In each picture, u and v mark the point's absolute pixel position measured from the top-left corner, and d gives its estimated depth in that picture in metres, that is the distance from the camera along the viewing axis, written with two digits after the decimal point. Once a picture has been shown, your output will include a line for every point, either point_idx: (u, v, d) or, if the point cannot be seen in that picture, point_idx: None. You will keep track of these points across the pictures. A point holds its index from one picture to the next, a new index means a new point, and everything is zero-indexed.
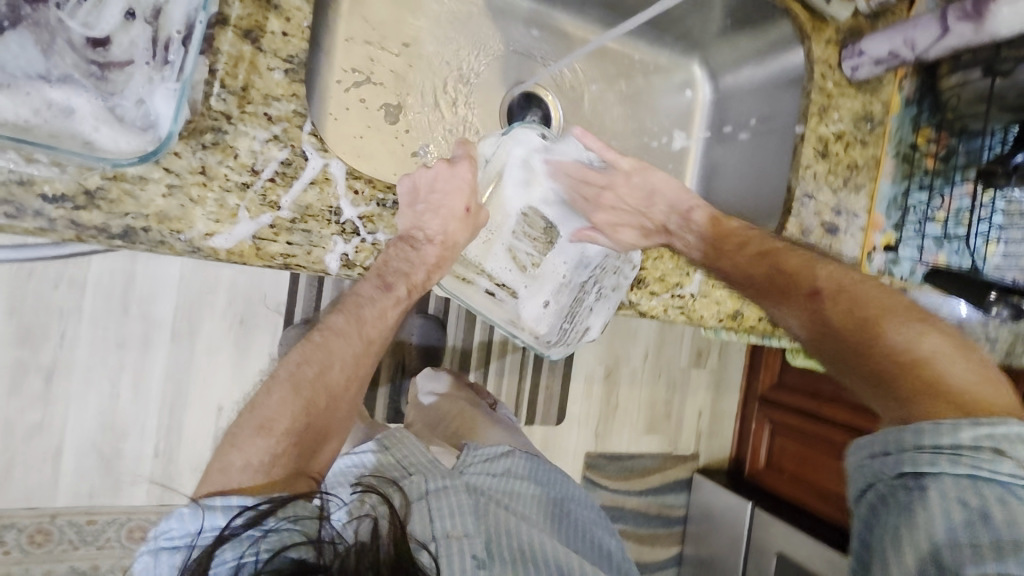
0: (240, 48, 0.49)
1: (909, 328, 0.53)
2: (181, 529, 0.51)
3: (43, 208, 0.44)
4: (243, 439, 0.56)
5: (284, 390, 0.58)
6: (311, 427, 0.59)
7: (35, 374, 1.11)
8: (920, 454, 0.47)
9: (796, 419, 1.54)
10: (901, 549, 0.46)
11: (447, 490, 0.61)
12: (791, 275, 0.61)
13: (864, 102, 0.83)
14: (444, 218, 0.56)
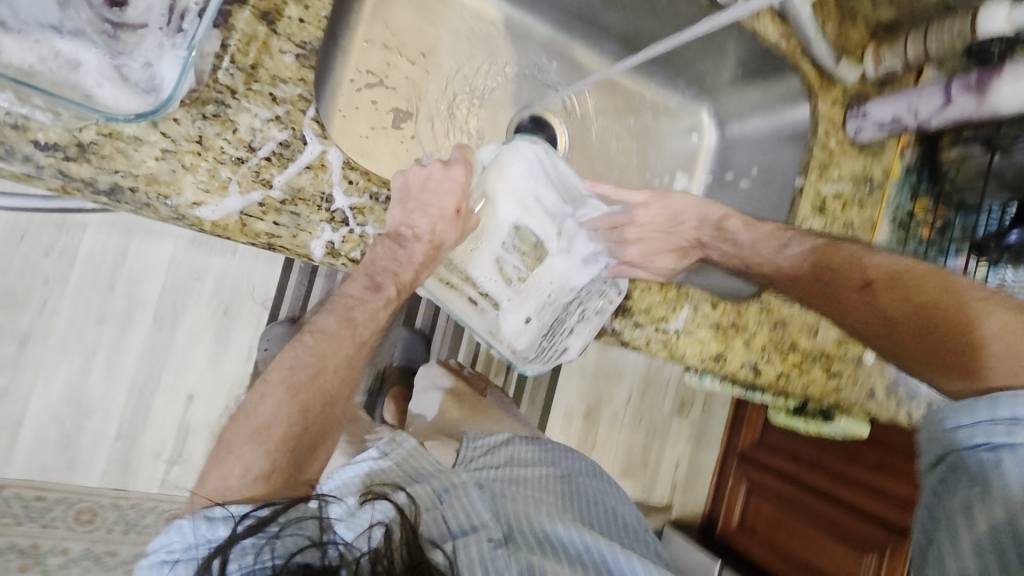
0: (254, 27, 0.50)
1: (975, 307, 0.54)
2: (181, 541, 0.51)
3: (34, 154, 0.44)
4: (240, 446, 0.53)
5: (279, 394, 0.55)
6: (305, 432, 0.56)
7: (8, 339, 1.09)
8: (997, 425, 0.47)
9: (776, 481, 1.50)
10: (974, 521, 0.46)
11: (457, 490, 0.61)
12: (838, 274, 0.63)
13: (865, 165, 0.84)
14: (433, 217, 0.55)
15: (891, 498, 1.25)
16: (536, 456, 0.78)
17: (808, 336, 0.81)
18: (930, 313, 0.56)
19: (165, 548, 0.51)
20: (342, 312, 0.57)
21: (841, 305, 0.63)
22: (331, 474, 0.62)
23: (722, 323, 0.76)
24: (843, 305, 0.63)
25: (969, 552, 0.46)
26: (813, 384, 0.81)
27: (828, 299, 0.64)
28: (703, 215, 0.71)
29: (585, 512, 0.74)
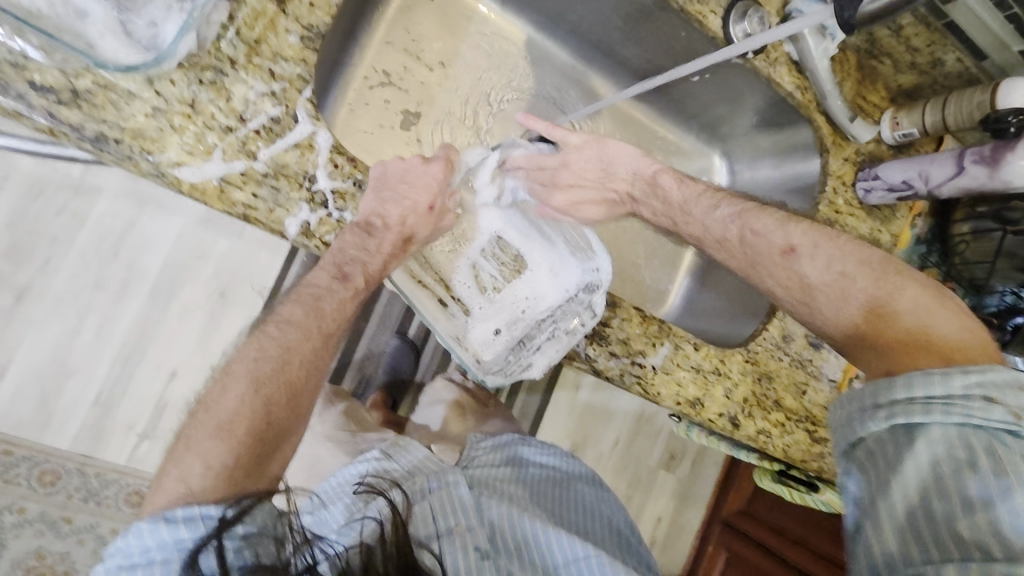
0: (264, 5, 0.51)
1: (887, 285, 0.52)
2: (140, 545, 0.47)
3: (27, 93, 0.45)
4: (198, 441, 0.50)
5: (242, 387, 0.52)
6: (272, 426, 0.52)
7: (7, 290, 1.11)
8: (913, 405, 0.46)
9: (756, 554, 1.41)
10: (889, 504, 0.45)
11: (449, 489, 0.58)
12: (759, 242, 0.59)
13: (873, 228, 0.82)
14: (406, 208, 0.56)
15: None
16: (538, 459, 0.75)
17: (794, 395, 0.78)
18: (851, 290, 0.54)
19: (123, 554, 0.47)
20: (309, 309, 0.55)
21: (761, 269, 0.59)
22: (336, 472, 0.62)
23: (704, 367, 0.73)
24: (765, 274, 0.59)
25: (892, 540, 0.44)
26: (795, 446, 0.77)
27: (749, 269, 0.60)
28: (636, 168, 0.69)
29: (588, 516, 0.71)
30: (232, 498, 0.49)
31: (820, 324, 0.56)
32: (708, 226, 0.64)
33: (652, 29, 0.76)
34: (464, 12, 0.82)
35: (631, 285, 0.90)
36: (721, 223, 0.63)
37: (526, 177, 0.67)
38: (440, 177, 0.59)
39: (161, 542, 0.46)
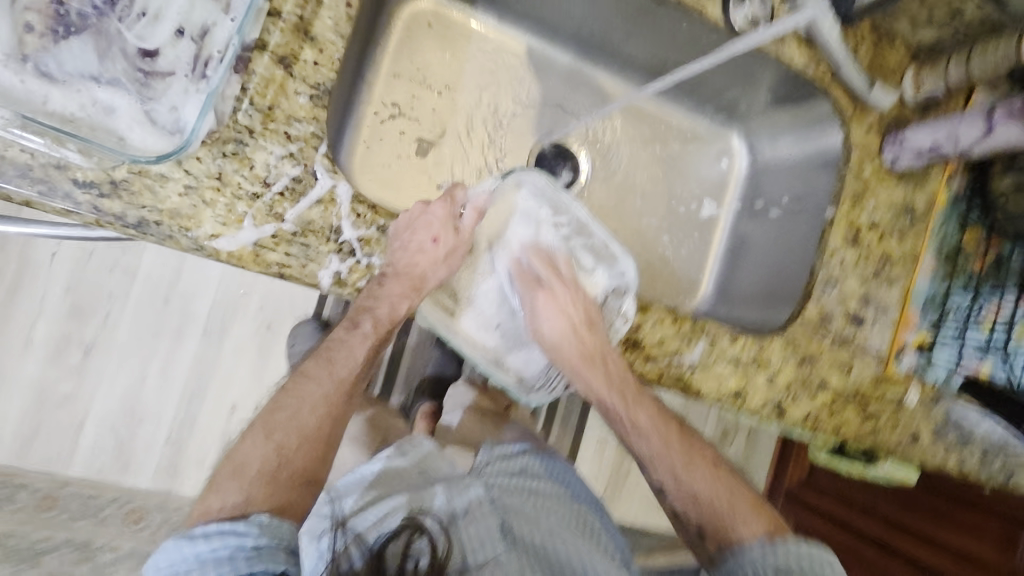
0: (272, 71, 0.53)
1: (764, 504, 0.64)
2: (167, 561, 0.52)
3: (72, 191, 0.48)
4: (217, 482, 0.56)
5: (258, 434, 0.59)
6: (284, 465, 0.58)
7: (76, 348, 1.19)
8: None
9: (824, 525, 1.39)
10: None
11: (471, 513, 0.63)
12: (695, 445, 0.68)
13: (906, 194, 0.80)
14: (419, 255, 0.58)
15: (949, 550, 1.15)
16: (546, 465, 0.78)
17: (840, 374, 0.78)
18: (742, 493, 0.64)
19: (155, 571, 0.53)
20: (322, 366, 0.64)
21: (695, 467, 0.65)
22: (356, 469, 0.72)
23: (743, 358, 0.73)
24: (690, 468, 0.65)
25: None
26: (846, 425, 0.79)
27: (682, 464, 0.65)
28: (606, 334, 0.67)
29: (585, 521, 0.73)
30: (244, 516, 0.54)
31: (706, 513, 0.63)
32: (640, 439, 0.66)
33: (652, 25, 0.76)
34: (464, 33, 0.82)
35: (663, 281, 0.90)
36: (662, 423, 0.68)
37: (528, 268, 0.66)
38: (444, 212, 0.62)
39: (183, 553, 0.52)
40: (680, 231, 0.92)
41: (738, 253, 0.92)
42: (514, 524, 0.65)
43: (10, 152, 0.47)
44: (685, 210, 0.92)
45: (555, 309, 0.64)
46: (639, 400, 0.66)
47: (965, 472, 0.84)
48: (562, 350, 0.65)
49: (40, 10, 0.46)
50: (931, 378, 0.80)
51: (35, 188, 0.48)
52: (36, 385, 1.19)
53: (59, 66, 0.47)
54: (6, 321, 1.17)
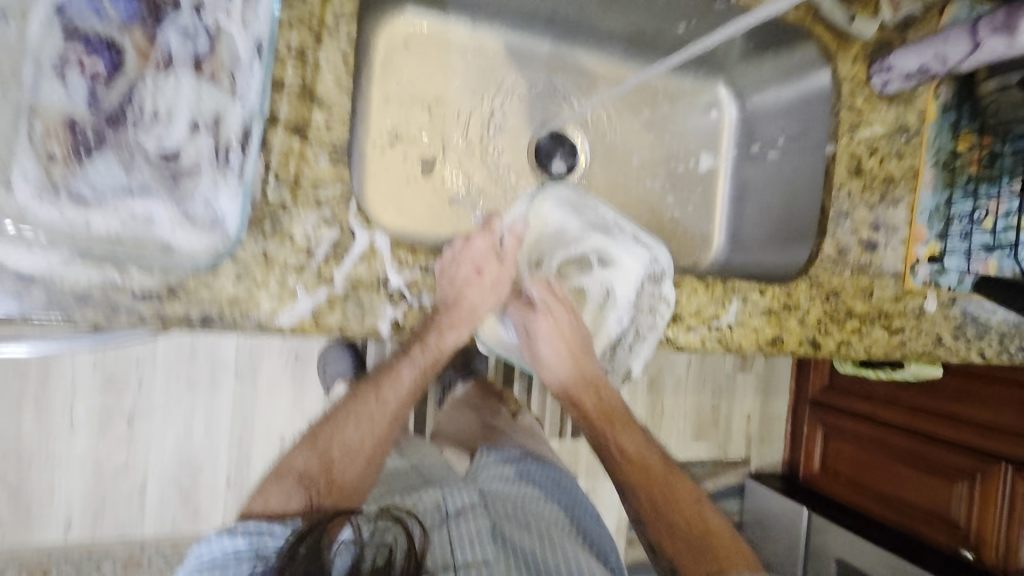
0: (289, 142, 0.54)
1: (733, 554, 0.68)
2: (208, 552, 0.61)
3: (134, 304, 0.50)
4: (266, 485, 0.65)
5: (306, 443, 0.65)
6: (326, 474, 0.63)
7: (118, 419, 1.15)
8: None
9: (853, 424, 1.46)
10: None
11: (464, 515, 0.76)
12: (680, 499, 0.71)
13: (898, 114, 0.83)
14: (471, 290, 0.61)
15: (976, 424, 1.22)
16: (541, 470, 0.90)
17: (863, 299, 0.82)
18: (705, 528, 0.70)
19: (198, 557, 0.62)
20: (372, 391, 0.65)
21: (670, 498, 0.70)
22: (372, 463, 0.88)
23: (774, 307, 0.77)
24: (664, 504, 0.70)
25: None
26: (875, 344, 0.82)
27: (656, 498, 0.70)
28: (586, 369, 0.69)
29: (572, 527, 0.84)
30: (281, 517, 0.62)
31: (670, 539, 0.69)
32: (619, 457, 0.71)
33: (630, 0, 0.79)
34: (442, 41, 0.81)
35: (677, 242, 0.92)
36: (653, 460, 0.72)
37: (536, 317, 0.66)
38: (486, 244, 0.65)
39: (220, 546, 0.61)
40: (683, 190, 0.93)
41: (742, 198, 0.93)
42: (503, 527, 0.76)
43: (66, 283, 0.48)
44: (685, 167, 0.93)
45: (555, 334, 0.66)
46: (623, 432, 0.72)
47: (988, 359, 0.87)
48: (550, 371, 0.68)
49: (58, 137, 0.46)
50: (945, 284, 0.84)
51: (99, 310, 0.49)
52: (88, 465, 1.15)
53: (91, 189, 0.47)
54: (43, 404, 1.11)
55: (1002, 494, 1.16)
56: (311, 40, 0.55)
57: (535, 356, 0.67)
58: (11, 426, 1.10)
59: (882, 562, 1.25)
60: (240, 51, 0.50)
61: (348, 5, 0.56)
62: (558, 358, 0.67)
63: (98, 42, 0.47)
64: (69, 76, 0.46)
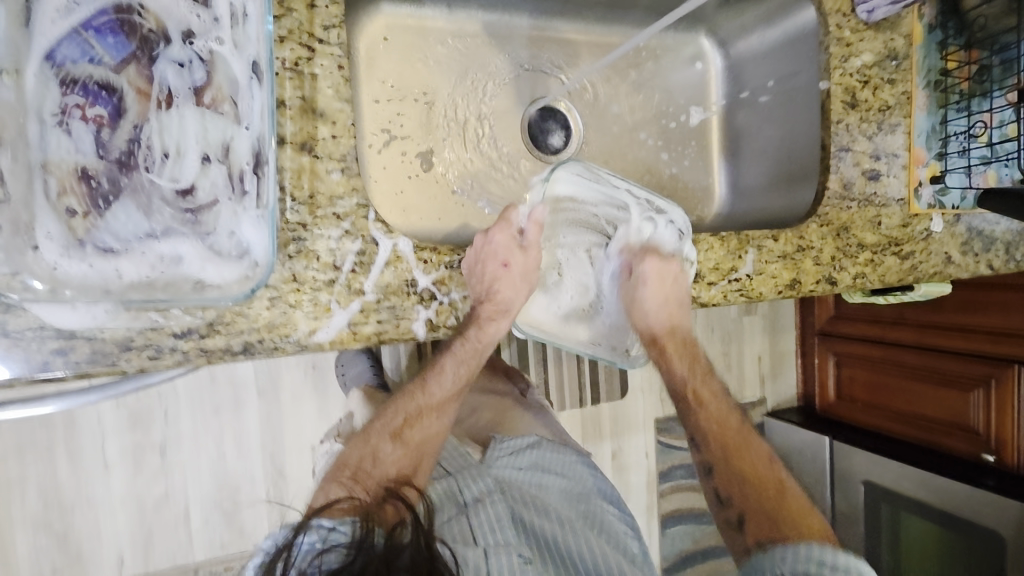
0: (299, 160, 0.54)
1: (807, 510, 0.67)
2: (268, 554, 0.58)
3: (176, 343, 0.50)
4: (321, 484, 0.61)
5: (359, 440, 0.63)
6: (377, 468, 0.60)
7: (151, 452, 1.15)
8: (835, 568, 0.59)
9: (863, 347, 1.49)
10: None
11: (481, 503, 0.69)
12: (749, 466, 0.70)
13: (885, 41, 0.83)
14: (507, 283, 0.62)
15: (986, 332, 1.24)
16: (565, 455, 0.83)
17: (872, 231, 0.83)
18: (783, 493, 0.69)
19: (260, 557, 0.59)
20: (417, 387, 0.63)
21: (744, 457, 0.71)
22: None
23: (789, 251, 0.78)
24: (739, 463, 0.70)
25: None
26: (888, 272, 0.84)
27: (733, 455, 0.71)
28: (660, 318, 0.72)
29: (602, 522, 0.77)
30: (330, 515, 0.57)
31: (741, 495, 0.69)
32: (700, 426, 0.73)
33: None
34: (421, 32, 0.80)
35: (678, 199, 0.93)
36: (719, 420, 0.73)
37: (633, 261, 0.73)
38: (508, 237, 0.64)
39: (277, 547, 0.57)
40: (676, 146, 0.93)
41: (737, 146, 0.94)
42: (525, 514, 0.70)
43: (108, 333, 0.48)
44: (676, 124, 0.93)
45: (655, 278, 0.71)
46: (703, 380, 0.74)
47: (995, 270, 0.90)
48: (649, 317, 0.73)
49: (74, 191, 0.46)
50: (949, 203, 0.86)
51: (143, 355, 0.49)
52: (130, 502, 1.15)
53: (115, 237, 0.47)
54: (76, 453, 1.11)
55: (1016, 399, 1.19)
56: (304, 53, 0.54)
57: (635, 297, 0.72)
58: (48, 475, 1.10)
59: (906, 475, 1.29)
60: (237, 74, 0.49)
61: (334, 12, 0.55)
62: (656, 307, 0.72)
63: (96, 88, 0.47)
64: (73, 127, 0.46)
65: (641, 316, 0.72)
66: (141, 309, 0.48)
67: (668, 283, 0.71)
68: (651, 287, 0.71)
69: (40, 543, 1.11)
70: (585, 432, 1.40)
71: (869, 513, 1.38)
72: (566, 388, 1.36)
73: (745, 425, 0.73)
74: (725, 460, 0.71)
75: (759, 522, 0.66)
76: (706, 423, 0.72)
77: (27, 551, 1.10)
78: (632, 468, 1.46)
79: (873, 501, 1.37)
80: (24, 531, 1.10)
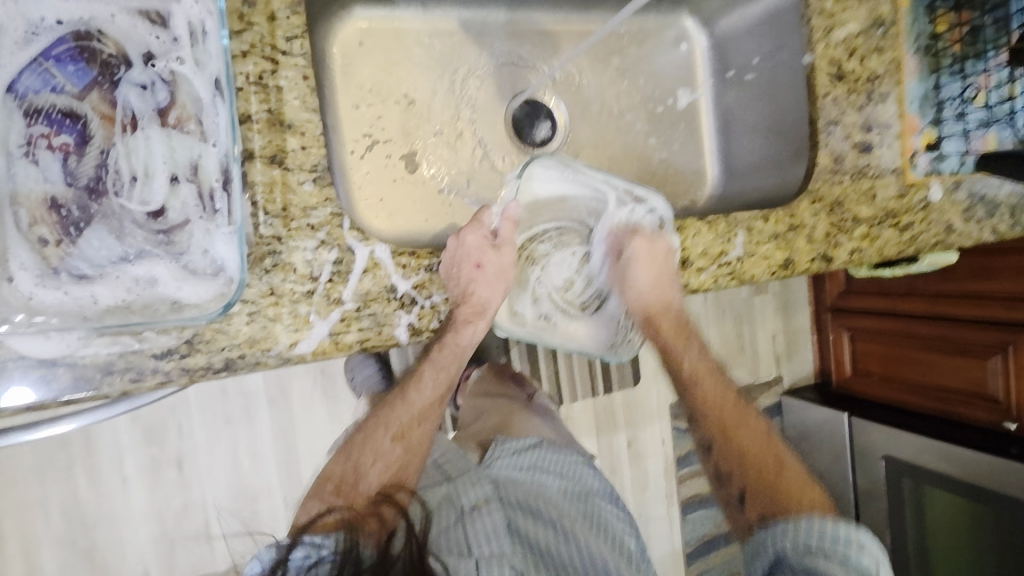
0: (270, 173, 0.54)
1: (804, 484, 0.69)
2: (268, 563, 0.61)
3: (158, 364, 0.51)
4: (306, 500, 0.62)
5: (340, 453, 0.63)
6: (359, 482, 0.60)
7: (168, 465, 1.17)
8: (830, 541, 0.63)
9: (874, 320, 1.47)
10: (823, 558, 0.62)
11: (479, 510, 0.69)
12: (748, 445, 0.71)
13: (870, 9, 0.81)
14: (485, 284, 0.62)
15: (1000, 298, 1.21)
16: (558, 453, 0.82)
17: (867, 204, 0.81)
18: (779, 463, 0.70)
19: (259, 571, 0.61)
20: (398, 396, 0.63)
21: (741, 433, 0.71)
22: None
23: (780, 231, 0.77)
24: (737, 440, 0.71)
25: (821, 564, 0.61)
26: (887, 245, 0.82)
27: (729, 433, 0.71)
28: (652, 298, 0.71)
29: (601, 521, 0.76)
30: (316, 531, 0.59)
31: (741, 471, 0.70)
32: (694, 390, 0.73)
33: None
34: (395, 34, 0.79)
35: (670, 184, 0.91)
36: (718, 397, 0.73)
37: (622, 237, 0.71)
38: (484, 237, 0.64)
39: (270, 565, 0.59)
40: (665, 129, 0.91)
41: (729, 126, 0.91)
42: (519, 521, 0.71)
43: (88, 358, 0.49)
44: (663, 108, 0.91)
45: (646, 257, 0.70)
46: (686, 345, 0.74)
47: (1001, 235, 0.87)
48: (636, 298, 0.72)
49: (45, 221, 0.46)
50: (947, 169, 0.84)
51: (126, 377, 0.50)
52: (150, 516, 1.17)
53: (88, 263, 0.47)
54: (93, 470, 1.13)
55: None
56: (268, 66, 0.54)
57: (626, 273, 0.72)
58: (68, 494, 1.12)
59: (929, 449, 1.26)
60: (201, 92, 0.49)
61: (296, 22, 0.55)
62: (647, 281, 0.71)
63: (60, 117, 0.47)
64: (39, 156, 0.46)
65: (635, 293, 0.72)
66: (119, 333, 0.49)
67: (658, 259, 0.70)
68: (640, 266, 0.70)
69: (66, 560, 1.13)
70: (599, 423, 1.40)
71: (891, 489, 1.36)
72: (577, 380, 1.35)
73: (739, 401, 0.73)
74: (719, 436, 0.71)
75: (759, 496, 0.68)
76: (703, 400, 0.72)
77: (54, 570, 1.12)
78: (648, 456, 1.45)
79: (894, 477, 1.34)
80: (48, 549, 1.12)
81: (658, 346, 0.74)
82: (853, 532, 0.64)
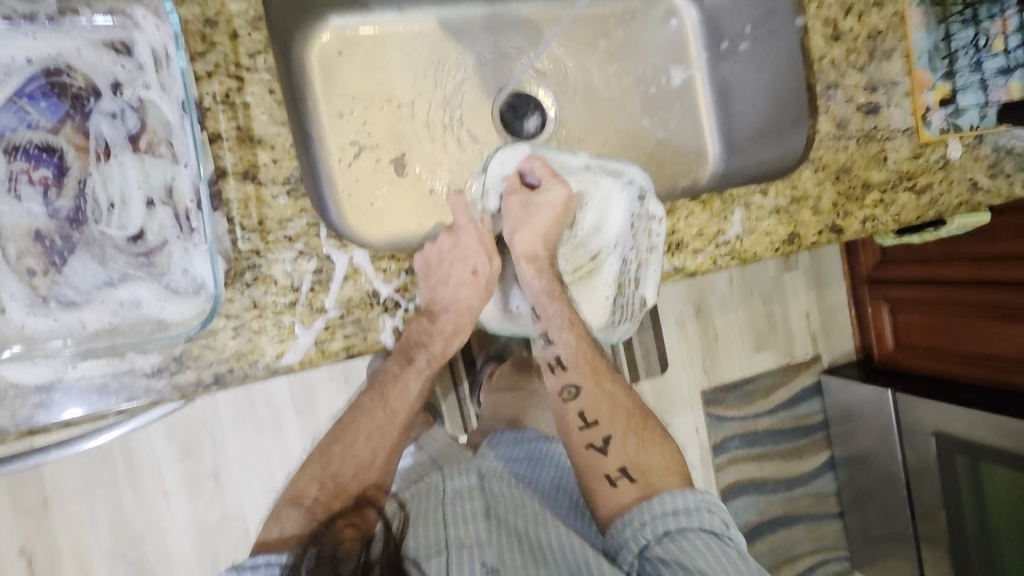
0: (245, 189, 0.55)
1: (657, 448, 0.70)
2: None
3: (150, 383, 0.52)
4: (282, 513, 0.62)
5: (315, 464, 0.64)
6: (342, 490, 0.62)
7: (204, 478, 1.21)
8: (681, 516, 0.62)
9: (911, 290, 1.39)
10: (678, 537, 0.60)
11: (460, 496, 0.68)
12: (610, 397, 0.71)
13: None
14: (456, 287, 0.63)
15: None
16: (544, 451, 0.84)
17: (878, 168, 0.77)
18: (640, 420, 0.72)
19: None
20: (376, 403, 0.66)
21: (614, 395, 0.71)
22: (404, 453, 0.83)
23: (782, 204, 0.73)
24: (606, 386, 0.71)
25: (679, 543, 0.60)
26: (904, 210, 0.78)
27: (596, 376, 0.71)
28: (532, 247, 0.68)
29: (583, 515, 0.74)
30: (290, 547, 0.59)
31: (601, 417, 0.69)
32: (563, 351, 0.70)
33: None
34: (374, 41, 0.79)
35: (670, 164, 0.89)
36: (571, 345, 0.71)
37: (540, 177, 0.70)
38: (475, 240, 0.66)
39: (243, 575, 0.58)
40: (658, 110, 0.89)
41: (727, 100, 0.87)
42: (500, 509, 0.67)
43: (85, 380, 0.51)
44: (656, 88, 0.88)
45: (554, 204, 0.68)
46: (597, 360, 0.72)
47: None
48: (521, 241, 0.69)
49: (31, 252, 0.48)
50: (966, 124, 0.77)
51: (122, 397, 0.52)
52: (192, 527, 1.21)
53: (75, 290, 0.49)
54: (136, 486, 1.18)
55: None
56: (234, 84, 0.55)
57: (528, 217, 0.69)
58: (115, 509, 1.18)
59: (979, 424, 1.18)
60: (168, 115, 0.51)
61: (258, 38, 0.56)
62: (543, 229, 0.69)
63: (37, 152, 0.49)
64: (22, 191, 0.48)
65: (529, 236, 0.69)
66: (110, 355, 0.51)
67: (559, 210, 0.69)
68: (548, 212, 0.68)
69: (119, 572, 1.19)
70: None
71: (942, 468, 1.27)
72: None
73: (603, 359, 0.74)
74: (591, 376, 0.71)
75: (625, 446, 0.68)
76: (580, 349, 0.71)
77: None
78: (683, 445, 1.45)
79: (947, 454, 1.27)
80: (101, 563, 1.18)
81: (536, 291, 0.69)
82: (701, 498, 0.64)
